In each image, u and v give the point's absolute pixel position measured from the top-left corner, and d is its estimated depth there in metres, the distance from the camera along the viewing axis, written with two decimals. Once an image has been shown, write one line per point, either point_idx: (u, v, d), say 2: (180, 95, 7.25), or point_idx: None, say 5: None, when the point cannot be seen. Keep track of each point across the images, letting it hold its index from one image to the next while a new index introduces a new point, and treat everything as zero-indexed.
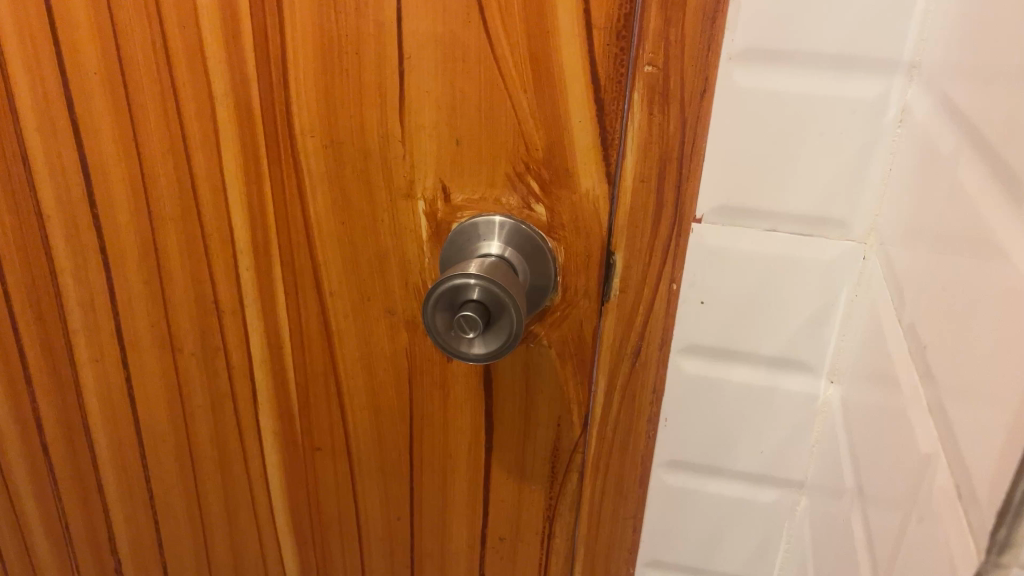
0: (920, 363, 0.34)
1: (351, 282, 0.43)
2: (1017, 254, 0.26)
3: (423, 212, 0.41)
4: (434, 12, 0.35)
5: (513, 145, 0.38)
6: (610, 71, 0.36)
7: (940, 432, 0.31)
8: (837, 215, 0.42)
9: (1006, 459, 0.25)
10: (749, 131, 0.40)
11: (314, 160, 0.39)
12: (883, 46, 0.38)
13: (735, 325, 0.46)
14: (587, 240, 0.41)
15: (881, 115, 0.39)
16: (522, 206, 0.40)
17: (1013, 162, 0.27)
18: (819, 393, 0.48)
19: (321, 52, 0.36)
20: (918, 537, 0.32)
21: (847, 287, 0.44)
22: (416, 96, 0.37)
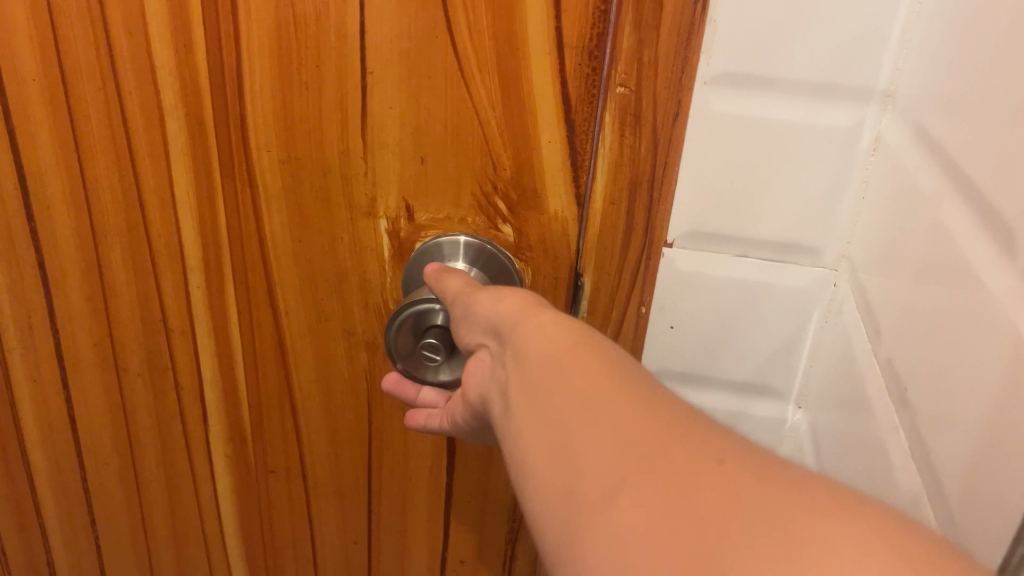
0: (896, 396, 0.33)
1: (311, 301, 0.42)
2: (997, 288, 0.25)
3: (386, 231, 0.40)
4: (404, 27, 0.34)
5: (481, 163, 0.38)
6: (582, 91, 0.36)
7: (919, 470, 0.30)
8: (808, 242, 0.42)
9: (1001, 510, 0.24)
10: (720, 156, 0.40)
11: (274, 175, 0.38)
12: (855, 74, 0.38)
13: (704, 352, 0.45)
14: (556, 262, 0.41)
15: (852, 144, 0.39)
16: (488, 226, 0.40)
17: (994, 197, 0.26)
18: (787, 419, 0.47)
19: (285, 64, 0.35)
20: None
21: (817, 313, 0.44)
22: (383, 112, 0.36)
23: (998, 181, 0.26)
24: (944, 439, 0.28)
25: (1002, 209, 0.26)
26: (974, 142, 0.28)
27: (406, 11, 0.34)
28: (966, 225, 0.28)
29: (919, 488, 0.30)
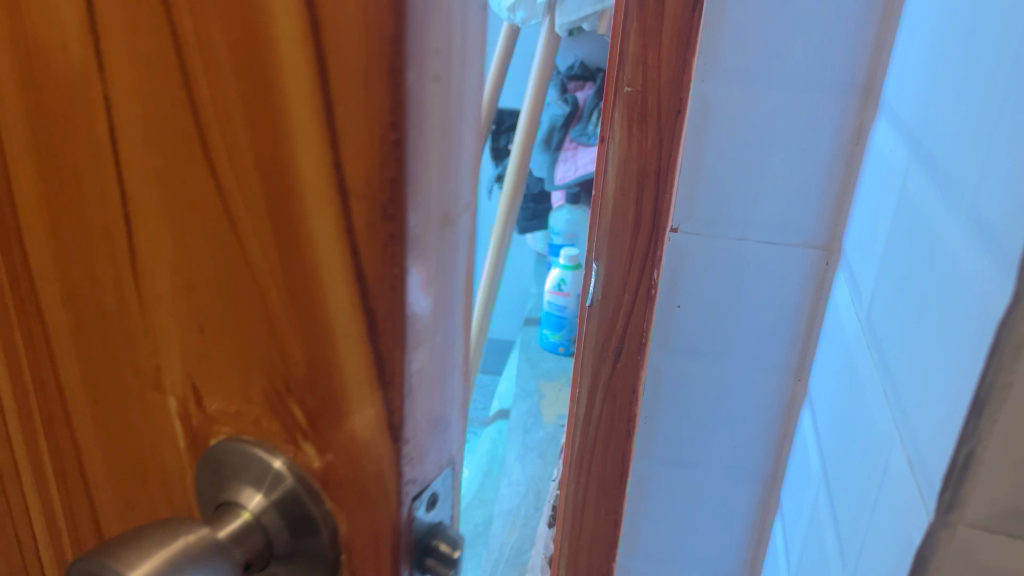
0: (876, 354, 0.37)
1: (116, 481, 0.29)
2: (957, 251, 0.29)
3: (180, 412, 0.26)
4: (134, 78, 0.20)
5: (267, 352, 0.22)
6: (374, 260, 0.18)
7: (892, 415, 0.34)
8: (801, 224, 0.46)
9: (950, 428, 0.27)
10: (719, 145, 0.46)
11: (99, 320, 0.26)
12: (837, 70, 0.43)
13: (710, 325, 0.50)
14: (377, 553, 0.23)
15: (838, 135, 0.44)
16: (288, 440, 0.23)
17: (955, 175, 0.30)
18: (786, 391, 0.51)
19: (37, 162, 0.25)
20: (879, 521, 0.34)
21: (811, 289, 0.48)
22: (150, 243, 0.23)
23: (961, 156, 0.29)
24: (908, 375, 0.33)
25: (964, 189, 0.29)
26: (932, 123, 0.33)
27: (132, 40, 0.20)
28: (930, 195, 0.32)
29: (892, 431, 0.34)
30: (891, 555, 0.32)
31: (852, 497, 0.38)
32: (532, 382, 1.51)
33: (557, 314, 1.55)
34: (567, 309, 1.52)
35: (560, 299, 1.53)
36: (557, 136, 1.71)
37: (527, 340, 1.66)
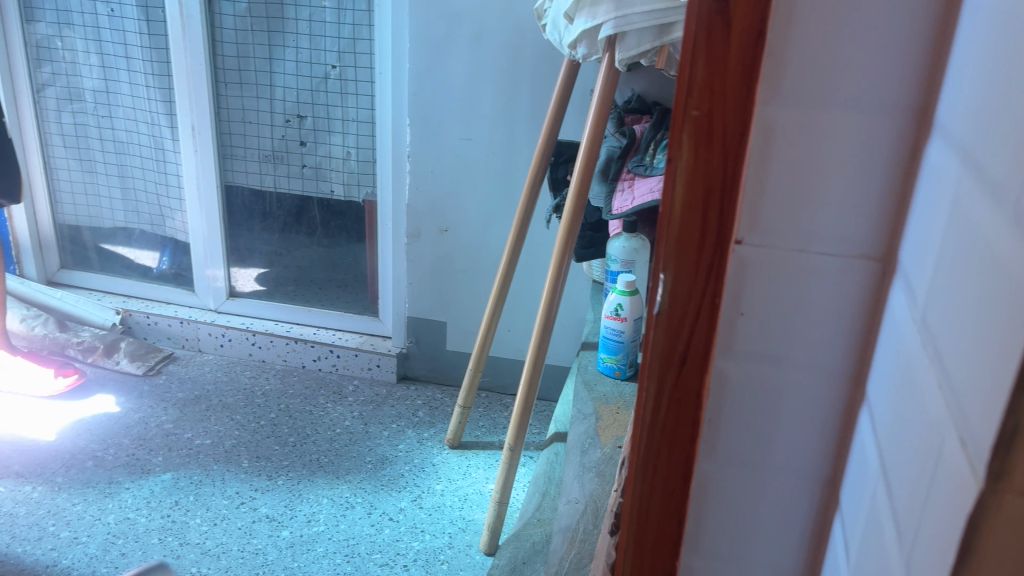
0: (930, 348, 0.40)
1: None
2: (1003, 246, 0.33)
3: None
4: None
5: None
6: None
7: (944, 401, 0.37)
8: (858, 237, 0.50)
9: (998, 400, 0.31)
10: (781, 163, 0.50)
11: None
12: (892, 96, 0.47)
13: (770, 332, 0.54)
14: None
15: (894, 153, 0.48)
16: None
17: (999, 179, 0.34)
18: (843, 397, 0.54)
19: None
20: (934, 496, 0.37)
21: (866, 300, 0.51)
22: None
23: (1004, 162, 0.33)
24: (956, 359, 0.36)
25: (1006, 190, 0.33)
26: (977, 131, 0.37)
27: None
28: (976, 193, 0.36)
29: (944, 416, 0.37)
30: (945, 524, 0.35)
31: (908, 481, 0.41)
32: (588, 404, 1.54)
33: (613, 338, 1.58)
34: (623, 334, 1.57)
35: (616, 324, 1.57)
36: (614, 166, 1.79)
37: (584, 363, 1.70)
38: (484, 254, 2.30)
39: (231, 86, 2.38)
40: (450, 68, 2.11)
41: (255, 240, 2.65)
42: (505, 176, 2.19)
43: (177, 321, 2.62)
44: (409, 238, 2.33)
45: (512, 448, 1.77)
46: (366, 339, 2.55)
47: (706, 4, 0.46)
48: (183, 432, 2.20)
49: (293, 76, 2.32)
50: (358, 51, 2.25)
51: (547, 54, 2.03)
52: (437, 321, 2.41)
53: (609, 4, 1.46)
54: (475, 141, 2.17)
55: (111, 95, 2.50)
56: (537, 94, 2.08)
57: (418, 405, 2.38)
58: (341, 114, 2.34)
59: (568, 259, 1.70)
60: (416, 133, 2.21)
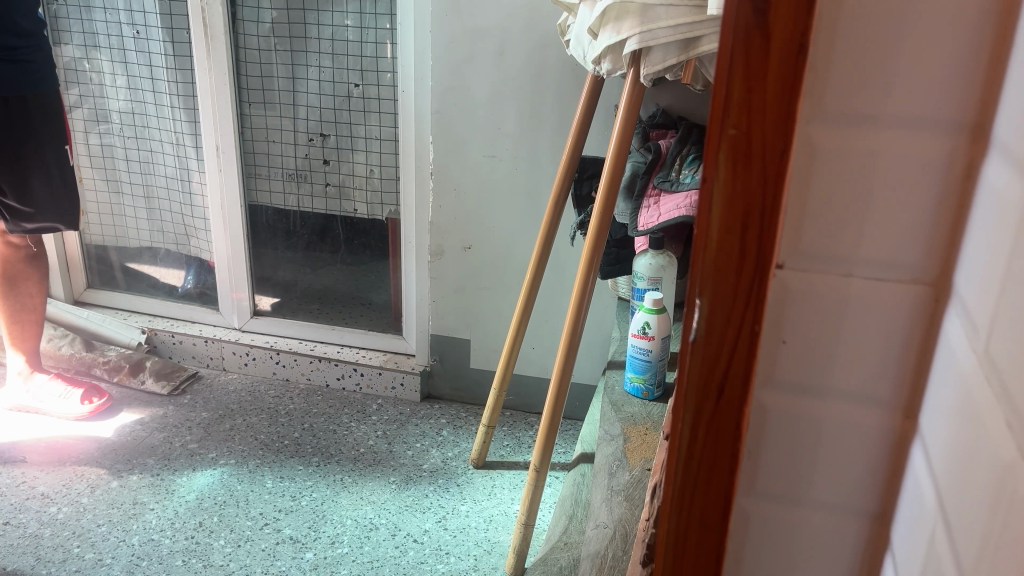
0: (996, 384, 0.37)
1: None
2: None
3: None
4: None
5: None
6: None
7: (1016, 442, 0.34)
8: (906, 260, 0.47)
9: None
10: (824, 183, 0.47)
11: None
12: (943, 112, 0.44)
13: (814, 360, 0.51)
14: None
15: (947, 172, 0.45)
16: None
17: None
18: (893, 428, 0.51)
19: None
20: (1004, 546, 0.34)
21: (916, 326, 0.48)
22: None
23: None
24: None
25: None
26: None
27: None
28: None
29: (1015, 458, 0.34)
30: None
31: (975, 529, 0.38)
32: (616, 426, 1.51)
33: (640, 358, 1.55)
34: (650, 353, 1.54)
35: (643, 343, 1.54)
36: (639, 182, 1.79)
37: (611, 383, 1.66)
38: (508, 271, 2.28)
39: (255, 105, 2.39)
40: (473, 85, 2.10)
41: (279, 261, 2.69)
42: (529, 193, 2.18)
43: (202, 339, 2.62)
44: (432, 256, 2.32)
45: (537, 469, 1.74)
46: (390, 357, 2.54)
47: (742, 19, 0.44)
48: (207, 451, 2.20)
49: (316, 95, 2.33)
50: (380, 69, 2.26)
51: (571, 70, 2.02)
52: (461, 338, 2.39)
53: (633, 18, 1.45)
54: (499, 158, 2.16)
55: (137, 115, 2.52)
56: (561, 110, 2.07)
57: (442, 424, 2.36)
58: (365, 132, 2.35)
59: (593, 278, 1.68)
60: (439, 150, 2.20)
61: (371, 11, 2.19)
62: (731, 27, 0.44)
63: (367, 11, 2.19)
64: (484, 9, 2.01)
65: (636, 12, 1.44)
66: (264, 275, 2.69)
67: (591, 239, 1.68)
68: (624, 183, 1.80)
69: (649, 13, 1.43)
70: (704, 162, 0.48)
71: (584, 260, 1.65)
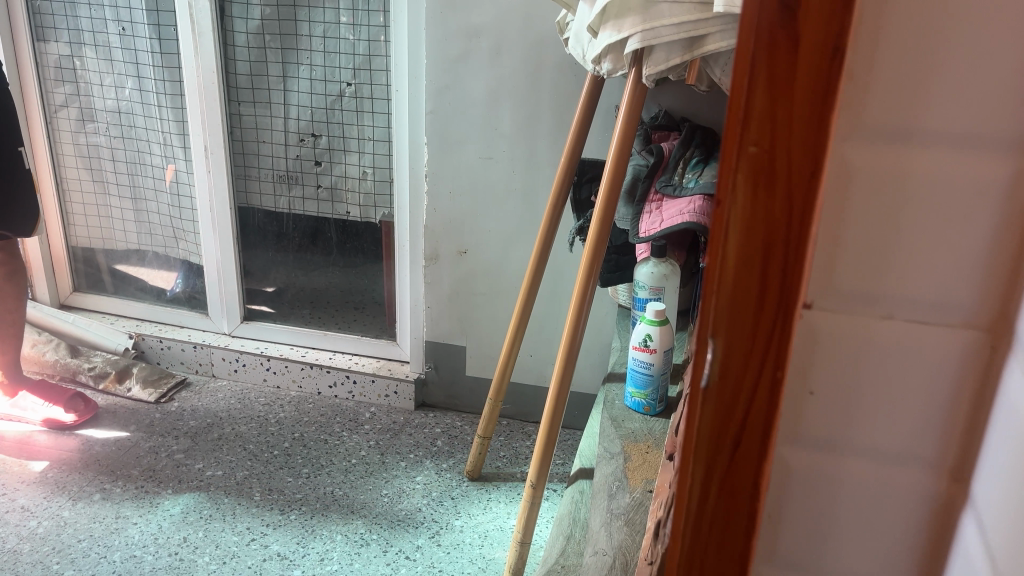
0: None
1: None
2: None
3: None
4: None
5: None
6: None
7: None
8: (957, 302, 0.40)
9: None
10: (861, 210, 0.40)
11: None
12: (1005, 131, 0.37)
13: (846, 413, 0.44)
14: None
15: (1010, 199, 0.38)
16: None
17: None
18: (937, 492, 0.44)
19: None
20: None
21: (968, 378, 0.41)
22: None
23: None
24: None
25: None
26: None
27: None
28: None
29: None
30: None
31: None
32: (616, 443, 1.44)
33: (642, 371, 1.48)
34: (653, 368, 1.47)
35: (645, 356, 1.47)
36: (641, 186, 1.74)
37: (611, 397, 1.59)
38: (504, 277, 2.21)
39: (245, 105, 2.32)
40: (468, 84, 2.03)
41: (273, 263, 2.64)
42: (526, 197, 2.11)
43: (190, 345, 2.55)
44: (427, 260, 2.25)
45: (534, 485, 1.67)
46: (384, 364, 2.47)
47: (766, 14, 0.37)
48: (194, 462, 2.13)
49: (307, 94, 2.26)
50: (374, 68, 2.18)
51: (570, 69, 1.95)
52: (456, 345, 2.33)
53: (635, 16, 1.38)
54: (495, 160, 2.09)
55: (124, 114, 2.45)
56: (559, 111, 2.00)
57: (436, 434, 2.29)
58: (357, 133, 2.27)
59: (593, 287, 1.61)
60: (434, 153, 2.13)
61: (363, 7, 2.12)
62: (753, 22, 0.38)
63: (359, 7, 2.12)
64: (479, 5, 1.94)
65: (638, 8, 1.37)
66: (255, 279, 2.62)
67: (591, 245, 1.61)
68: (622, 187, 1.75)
69: (652, 9, 1.36)
70: (720, 180, 0.42)
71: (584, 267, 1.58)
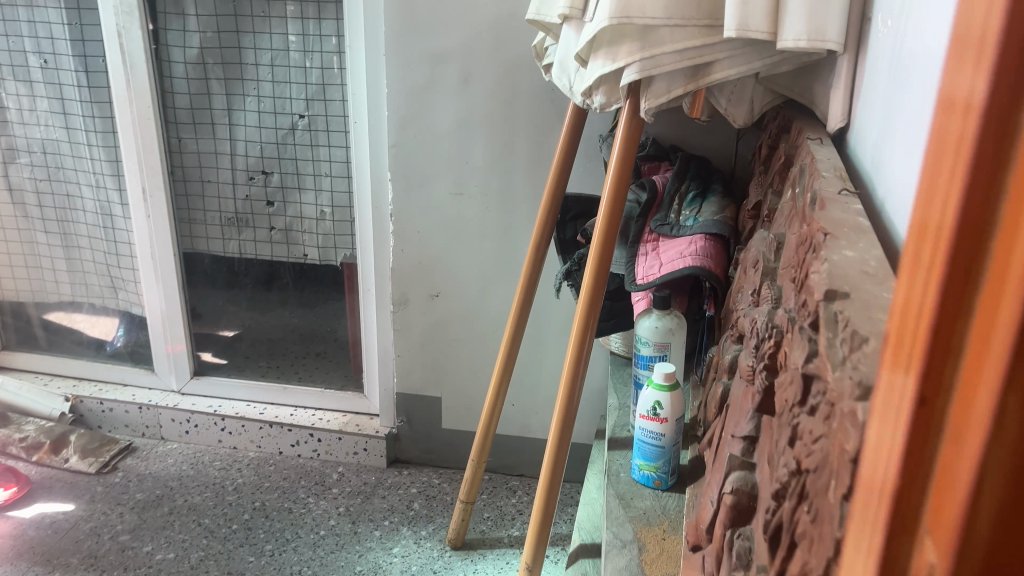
0: None
1: None
2: None
3: None
4: None
5: None
6: None
7: None
8: None
9: None
10: None
11: None
12: None
13: None
14: None
15: None
16: None
17: None
18: None
19: None
20: None
21: None
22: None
23: None
24: None
25: None
26: None
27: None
28: None
29: None
30: None
31: None
32: (626, 528, 1.25)
33: (650, 442, 1.31)
34: (663, 439, 1.29)
35: (653, 426, 1.30)
36: (634, 226, 1.57)
37: (614, 468, 1.41)
38: (480, 322, 2.03)
39: (187, 141, 2.09)
40: (435, 113, 1.84)
41: (227, 305, 2.50)
42: (502, 235, 1.93)
43: (135, 406, 2.32)
44: (395, 306, 2.05)
45: (530, 568, 1.48)
46: (351, 418, 2.26)
47: (976, 171, 0.34)
48: (141, 545, 1.90)
49: (256, 129, 2.12)
50: (328, 98, 2.01)
51: (546, 96, 1.78)
52: (431, 396, 2.13)
53: (632, 42, 1.20)
54: (467, 196, 1.91)
55: (50, 155, 2.22)
56: (536, 142, 1.83)
57: (412, 495, 2.08)
58: (313, 169, 2.12)
59: (590, 341, 1.37)
60: (400, 189, 1.93)
61: (314, 32, 1.94)
62: (969, 168, 0.35)
63: (311, 33, 1.95)
64: (445, 27, 1.76)
65: (635, 34, 1.20)
66: (206, 323, 2.43)
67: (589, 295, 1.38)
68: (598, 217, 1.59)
69: (652, 35, 1.19)
70: (916, 350, 0.38)
71: (581, 316, 1.35)
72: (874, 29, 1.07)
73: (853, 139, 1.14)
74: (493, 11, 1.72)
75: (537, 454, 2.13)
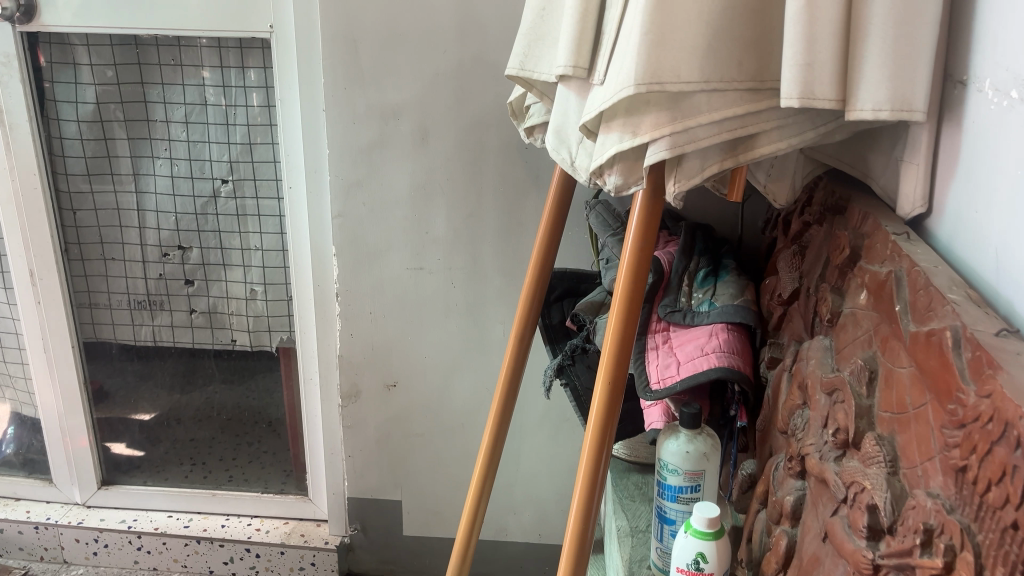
0: None
1: None
2: None
3: None
4: None
5: None
6: None
7: None
8: None
9: None
10: None
11: None
12: None
13: None
14: None
15: None
16: None
17: None
18: None
19: None
20: None
21: None
22: None
23: None
24: None
25: None
26: None
27: None
28: None
29: None
30: None
31: None
32: None
33: None
34: None
35: None
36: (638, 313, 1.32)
37: None
38: (446, 414, 1.74)
39: (85, 213, 1.79)
40: (387, 177, 1.55)
41: (139, 388, 2.03)
42: (470, 315, 1.65)
43: (30, 525, 1.94)
44: (344, 399, 1.75)
45: None
46: (295, 527, 1.96)
47: None
48: None
49: (169, 198, 1.77)
50: (256, 159, 1.71)
51: (520, 154, 1.51)
52: (389, 500, 1.83)
53: (658, 112, 0.93)
54: (427, 271, 1.62)
55: None
56: (509, 209, 1.56)
57: None
58: (240, 243, 1.80)
59: (606, 456, 1.08)
60: (347, 266, 1.63)
61: (236, 82, 1.64)
62: None
63: (231, 83, 1.64)
64: (397, 77, 1.47)
65: (662, 102, 0.93)
66: (115, 405, 2.02)
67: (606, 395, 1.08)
68: (591, 300, 1.33)
69: (683, 103, 0.93)
70: None
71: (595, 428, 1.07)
72: (977, 96, 0.84)
73: (947, 231, 0.91)
74: (454, 59, 1.46)
75: (515, 560, 1.84)
